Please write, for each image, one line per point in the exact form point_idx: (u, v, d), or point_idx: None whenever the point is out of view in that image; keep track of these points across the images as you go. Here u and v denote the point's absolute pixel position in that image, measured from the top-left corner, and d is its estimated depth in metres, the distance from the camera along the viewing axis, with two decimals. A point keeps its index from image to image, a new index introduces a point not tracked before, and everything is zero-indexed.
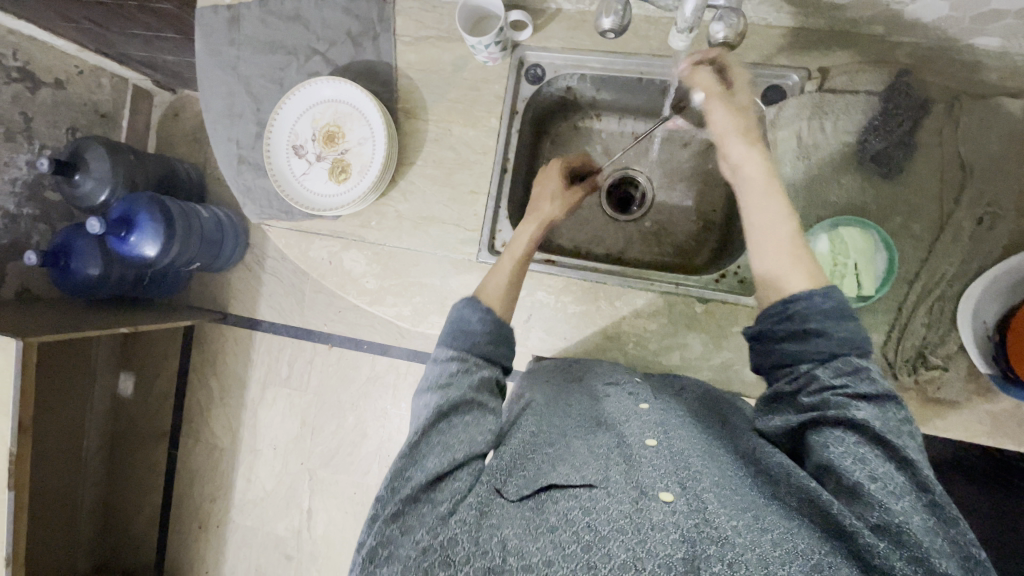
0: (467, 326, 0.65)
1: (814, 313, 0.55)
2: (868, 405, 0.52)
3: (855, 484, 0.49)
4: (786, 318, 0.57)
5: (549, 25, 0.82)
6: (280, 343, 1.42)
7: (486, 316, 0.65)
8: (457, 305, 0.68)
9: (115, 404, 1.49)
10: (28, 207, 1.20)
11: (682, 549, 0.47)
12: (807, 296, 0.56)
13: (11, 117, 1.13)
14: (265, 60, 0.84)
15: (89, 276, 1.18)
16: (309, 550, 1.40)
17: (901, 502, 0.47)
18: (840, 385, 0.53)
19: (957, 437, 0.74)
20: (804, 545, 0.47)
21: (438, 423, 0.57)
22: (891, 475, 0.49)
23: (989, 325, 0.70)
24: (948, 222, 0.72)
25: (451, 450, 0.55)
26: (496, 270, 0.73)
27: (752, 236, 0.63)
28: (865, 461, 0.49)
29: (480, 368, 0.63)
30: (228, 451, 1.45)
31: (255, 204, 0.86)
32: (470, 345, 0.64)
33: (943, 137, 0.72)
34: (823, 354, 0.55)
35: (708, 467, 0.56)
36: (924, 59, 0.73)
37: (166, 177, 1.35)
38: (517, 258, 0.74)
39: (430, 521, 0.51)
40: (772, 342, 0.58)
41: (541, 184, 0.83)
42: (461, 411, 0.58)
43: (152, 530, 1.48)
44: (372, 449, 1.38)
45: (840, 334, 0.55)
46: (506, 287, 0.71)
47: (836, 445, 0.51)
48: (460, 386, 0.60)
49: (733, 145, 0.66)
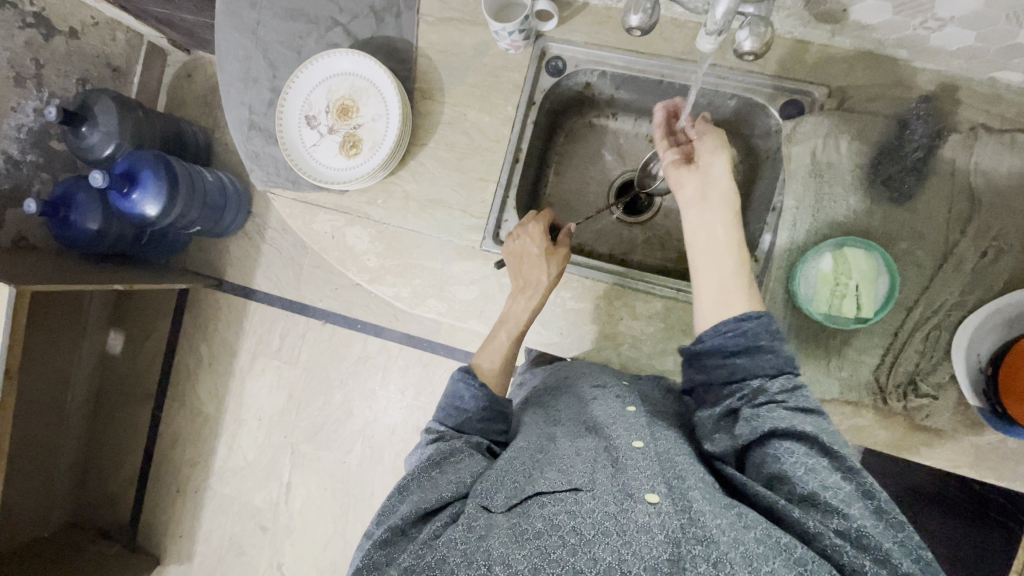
0: (461, 402, 0.70)
1: (764, 332, 0.60)
2: (808, 421, 0.55)
3: (811, 493, 0.51)
4: (738, 335, 0.61)
5: (574, 18, 0.81)
6: (274, 315, 1.42)
7: (479, 393, 0.70)
8: (453, 376, 0.73)
9: (103, 360, 1.48)
10: (31, 154, 1.18)
11: (668, 551, 0.47)
12: (757, 318, 0.61)
13: (23, 61, 1.11)
14: (285, 27, 0.83)
15: (87, 230, 1.17)
16: (284, 523, 1.40)
17: (855, 507, 0.49)
18: (782, 399, 0.57)
19: (940, 466, 0.75)
20: (785, 540, 0.48)
21: (430, 471, 0.61)
22: (841, 484, 0.51)
23: (983, 358, 0.71)
24: (952, 252, 0.72)
25: (440, 488, 0.57)
26: (491, 346, 0.77)
27: (714, 254, 0.67)
28: (815, 470, 0.52)
29: (466, 437, 0.67)
30: (212, 418, 1.45)
31: (263, 170, 0.85)
32: (463, 421, 0.69)
33: (956, 167, 0.72)
34: (773, 368, 0.59)
35: (694, 468, 0.57)
36: (944, 87, 0.73)
37: (173, 138, 1.34)
38: (513, 336, 0.76)
39: (419, 547, 0.51)
40: (723, 356, 0.61)
41: (523, 270, 0.77)
42: (458, 457, 0.63)
43: (130, 488, 1.47)
44: (357, 428, 1.37)
45: (785, 353, 0.60)
46: (500, 365, 0.76)
47: (786, 456, 0.53)
48: (457, 442, 0.65)
49: (716, 164, 0.70)
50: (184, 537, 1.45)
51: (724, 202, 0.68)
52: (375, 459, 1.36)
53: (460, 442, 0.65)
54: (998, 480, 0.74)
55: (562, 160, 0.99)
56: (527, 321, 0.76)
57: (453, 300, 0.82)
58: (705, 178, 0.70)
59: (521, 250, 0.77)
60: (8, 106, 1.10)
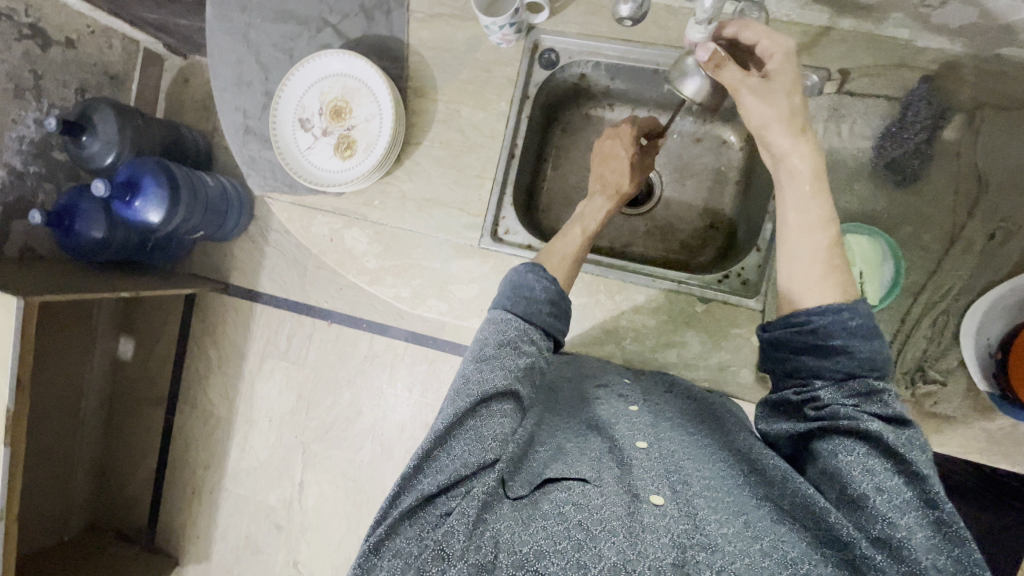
0: (530, 293, 0.66)
1: (838, 330, 0.55)
2: (880, 421, 0.52)
3: (860, 495, 0.49)
4: (808, 330, 0.56)
5: (567, 8, 0.79)
6: (280, 317, 1.42)
7: (549, 286, 0.67)
8: (520, 268, 0.69)
9: (115, 367, 1.50)
10: (34, 165, 1.19)
11: (673, 554, 0.46)
12: (835, 311, 0.55)
13: (21, 73, 1.12)
14: (276, 30, 0.83)
15: (92, 239, 1.18)
16: (299, 521, 1.41)
17: (907, 516, 0.47)
18: (852, 399, 0.53)
19: (950, 452, 0.75)
20: (791, 552, 0.47)
21: (476, 409, 0.56)
22: (899, 489, 0.48)
23: (993, 343, 0.69)
24: (959, 235, 0.71)
25: (484, 445, 0.53)
26: (563, 237, 0.75)
27: (786, 236, 0.62)
28: (873, 472, 0.49)
29: (527, 352, 0.62)
30: (224, 420, 1.46)
31: (260, 175, 0.85)
32: (532, 311, 0.65)
33: (962, 148, 0.71)
34: (840, 372, 0.55)
35: (699, 470, 0.56)
36: (950, 67, 0.70)
37: (174, 144, 1.34)
38: (585, 233, 0.76)
39: (432, 517, 0.50)
40: (790, 351, 0.58)
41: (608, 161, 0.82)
42: (497, 399, 0.57)
43: (146, 491, 1.50)
44: (366, 427, 1.38)
45: (863, 354, 0.54)
46: (571, 259, 0.73)
47: (845, 454, 0.51)
48: (496, 374, 0.58)
49: (776, 138, 0.62)
50: (201, 537, 1.47)
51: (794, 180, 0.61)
52: (386, 456, 1.37)
53: (502, 376, 0.58)
54: (1012, 466, 0.73)
55: (560, 153, 0.98)
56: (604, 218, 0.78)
57: (453, 299, 0.82)
58: (775, 160, 0.63)
59: (610, 152, 0.83)
60: (8, 118, 1.11)
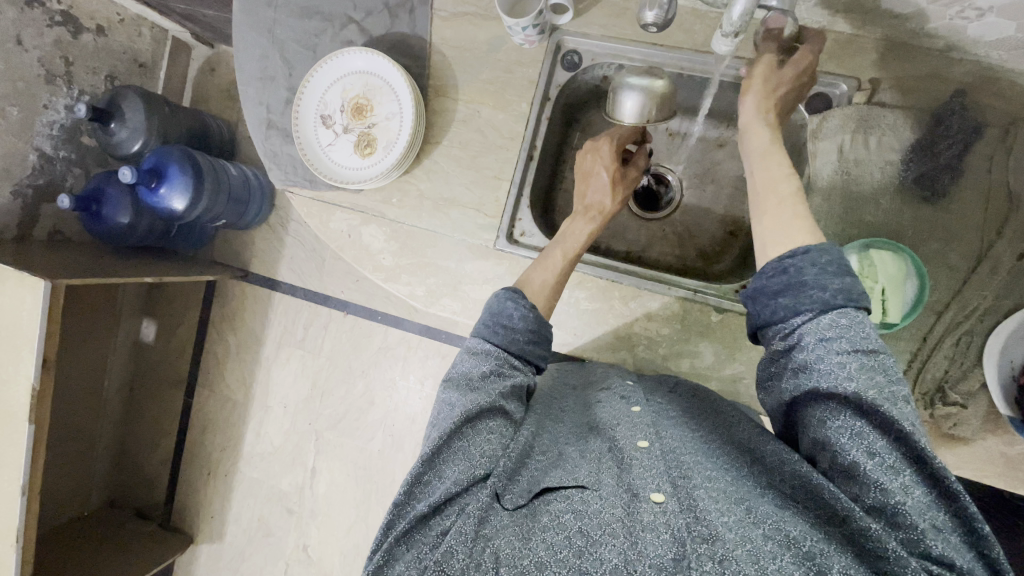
0: (508, 322, 0.66)
1: (809, 267, 0.53)
2: (861, 370, 0.48)
3: (852, 463, 0.47)
4: (779, 273, 0.54)
5: (590, 10, 0.79)
6: (297, 306, 1.44)
7: (528, 314, 0.66)
8: (499, 296, 0.68)
9: (137, 348, 1.54)
10: (64, 150, 1.22)
11: (673, 550, 0.47)
12: (803, 253, 0.54)
13: (52, 60, 1.15)
14: (300, 25, 0.83)
15: (118, 224, 1.21)
16: (310, 507, 1.44)
17: (898, 478, 0.45)
18: (832, 340, 0.49)
19: (968, 474, 0.74)
20: (795, 531, 0.47)
21: (463, 429, 0.56)
22: (888, 449, 0.46)
23: (1016, 364, 0.68)
24: (987, 254, 0.70)
25: (473, 463, 0.54)
26: (545, 266, 0.73)
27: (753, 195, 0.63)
28: (862, 436, 0.47)
29: (513, 374, 0.63)
30: (240, 404, 1.49)
31: (280, 169, 0.86)
32: (510, 341, 0.64)
33: (994, 164, 0.69)
34: (817, 304, 0.51)
35: (700, 463, 0.56)
36: (984, 80, 0.68)
37: (198, 132, 1.36)
38: (568, 256, 0.74)
39: (429, 538, 0.51)
40: (769, 298, 0.55)
41: (586, 182, 0.81)
42: (484, 418, 0.58)
43: (163, 471, 1.54)
44: (378, 417, 1.40)
45: (834, 286, 0.51)
46: (552, 285, 0.72)
47: (833, 420, 0.48)
48: (481, 395, 0.59)
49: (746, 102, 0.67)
50: (216, 517, 1.51)
51: (762, 146, 0.64)
52: (396, 447, 1.39)
53: (486, 396, 0.58)
54: None
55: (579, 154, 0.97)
56: (587, 239, 0.77)
57: (466, 299, 0.83)
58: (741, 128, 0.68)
59: (590, 169, 0.82)
60: (40, 104, 1.14)
